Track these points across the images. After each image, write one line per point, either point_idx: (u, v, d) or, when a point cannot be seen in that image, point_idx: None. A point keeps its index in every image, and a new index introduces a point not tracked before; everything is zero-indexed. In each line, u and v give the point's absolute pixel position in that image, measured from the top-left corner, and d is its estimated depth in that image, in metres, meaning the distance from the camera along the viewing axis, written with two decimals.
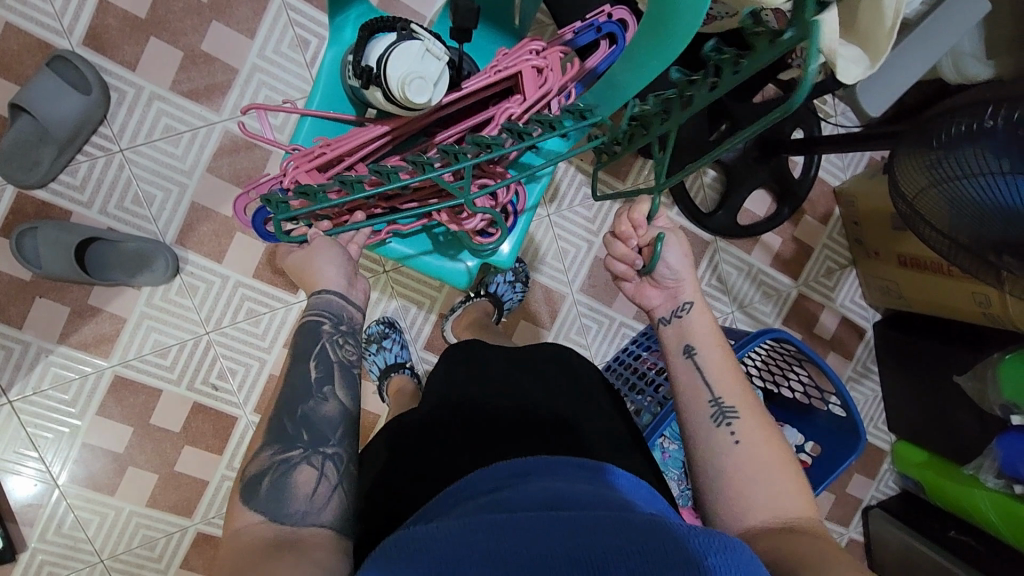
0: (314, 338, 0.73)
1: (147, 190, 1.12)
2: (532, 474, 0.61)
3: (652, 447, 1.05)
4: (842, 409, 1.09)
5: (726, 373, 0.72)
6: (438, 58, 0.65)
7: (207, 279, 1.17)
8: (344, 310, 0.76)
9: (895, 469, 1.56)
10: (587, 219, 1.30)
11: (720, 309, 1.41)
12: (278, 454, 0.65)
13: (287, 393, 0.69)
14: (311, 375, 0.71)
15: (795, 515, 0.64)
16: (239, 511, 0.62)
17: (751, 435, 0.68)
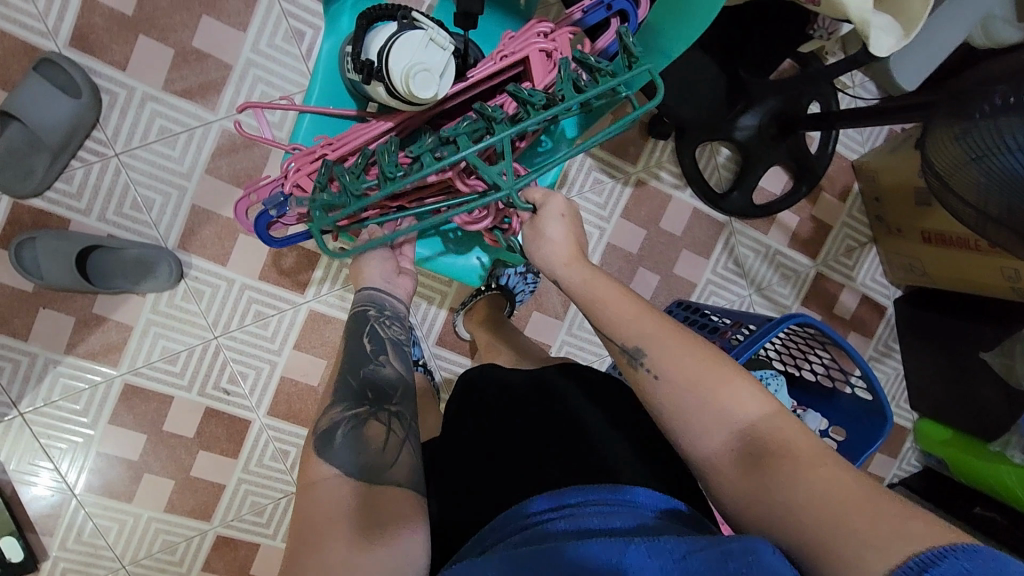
0: (362, 320, 0.75)
1: (145, 195, 1.09)
2: (573, 500, 0.59)
3: None
4: (867, 391, 1.06)
5: (624, 311, 0.69)
6: (443, 47, 0.61)
7: (213, 282, 1.14)
8: (387, 300, 0.78)
9: (918, 447, 1.53)
10: (598, 205, 1.27)
11: (736, 293, 1.38)
12: (348, 411, 0.66)
13: (348, 361, 0.71)
14: (366, 348, 0.73)
15: (751, 417, 0.61)
16: (315, 466, 0.62)
17: (667, 361, 0.64)
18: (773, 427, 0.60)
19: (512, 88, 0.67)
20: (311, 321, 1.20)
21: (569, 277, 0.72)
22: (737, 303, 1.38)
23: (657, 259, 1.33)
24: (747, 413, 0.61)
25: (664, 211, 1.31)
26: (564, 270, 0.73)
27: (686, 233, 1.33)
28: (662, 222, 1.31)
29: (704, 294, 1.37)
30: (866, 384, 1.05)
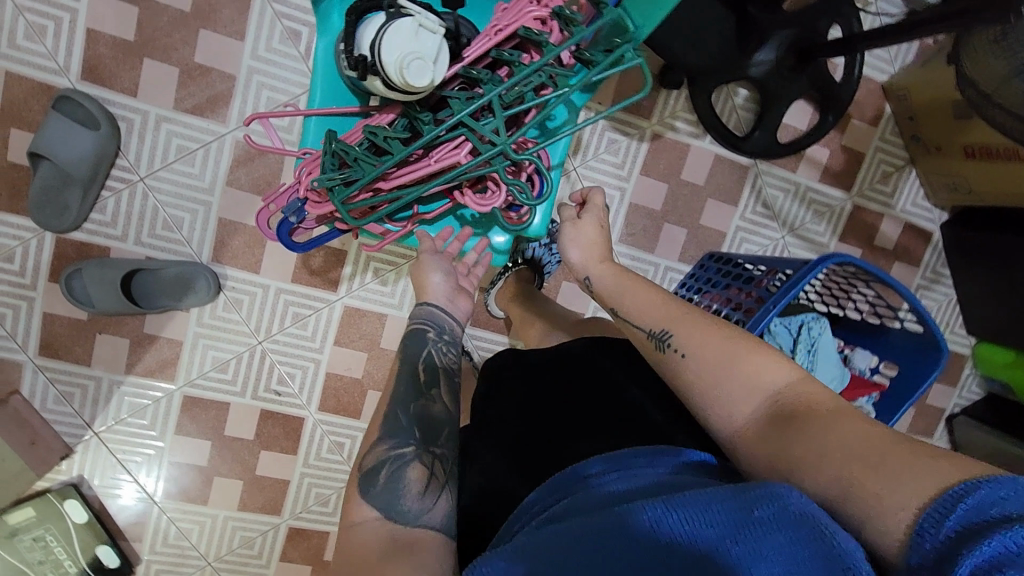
0: (420, 340, 0.82)
1: (174, 214, 1.12)
2: (592, 476, 0.61)
3: None
4: (916, 322, 1.02)
5: (644, 302, 0.76)
6: (433, 32, 0.60)
7: (250, 290, 1.18)
8: (445, 321, 0.86)
9: (979, 373, 1.48)
10: (615, 166, 1.25)
11: (768, 236, 1.34)
12: (396, 450, 0.69)
13: (401, 384, 0.77)
14: (419, 378, 0.77)
15: (771, 383, 0.62)
16: (359, 507, 0.65)
17: (692, 342, 0.67)
18: (802, 391, 0.61)
19: (494, 52, 0.68)
20: (346, 316, 1.23)
21: (601, 278, 0.83)
22: (770, 247, 1.35)
23: (683, 212, 1.30)
24: (775, 381, 0.62)
25: (684, 162, 1.27)
26: (595, 268, 0.84)
27: (709, 182, 1.29)
28: (684, 173, 1.28)
29: (735, 242, 1.33)
30: (915, 316, 1.00)
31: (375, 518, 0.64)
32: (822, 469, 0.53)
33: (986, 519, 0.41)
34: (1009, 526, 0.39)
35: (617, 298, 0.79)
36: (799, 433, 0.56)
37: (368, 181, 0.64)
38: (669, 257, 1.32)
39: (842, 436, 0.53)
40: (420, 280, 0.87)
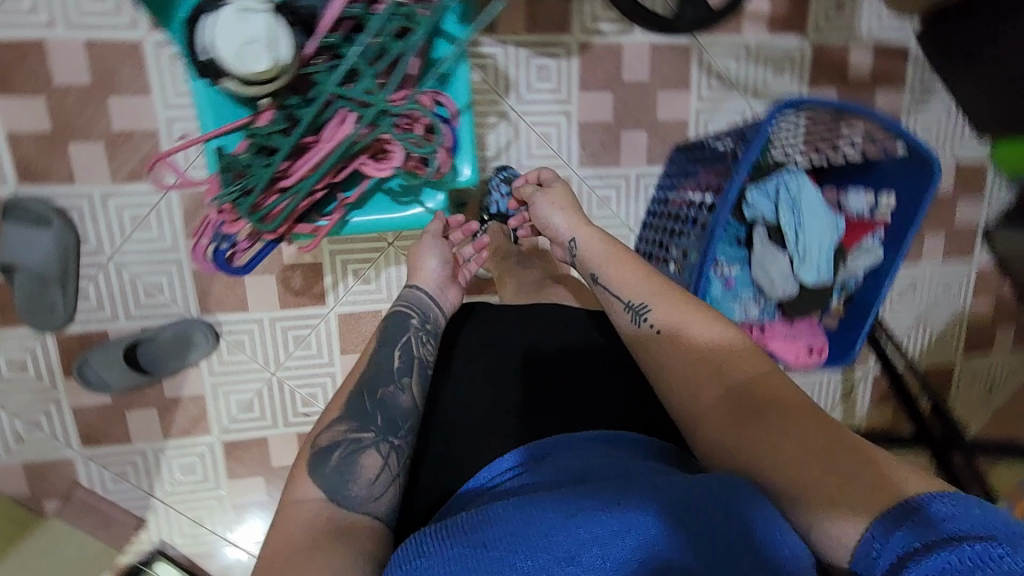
0: (404, 323, 0.85)
1: (151, 281, 1.16)
2: (550, 454, 0.73)
3: (709, 278, 0.97)
4: (907, 150, 0.96)
5: (621, 276, 0.85)
6: (258, 10, 0.58)
7: (246, 328, 1.21)
8: (428, 309, 0.88)
9: (1004, 177, 1.42)
10: (552, 90, 1.20)
11: (734, 109, 1.27)
12: (352, 433, 0.74)
13: (371, 370, 0.81)
14: (395, 363, 0.81)
15: (746, 372, 0.70)
16: (304, 484, 0.71)
17: (665, 314, 0.78)
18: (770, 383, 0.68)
19: (348, 11, 0.64)
20: (343, 324, 1.24)
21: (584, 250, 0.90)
22: (739, 119, 1.27)
23: (637, 115, 1.24)
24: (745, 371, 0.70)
25: (621, 63, 1.21)
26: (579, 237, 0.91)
27: (654, 75, 1.23)
28: (625, 74, 1.22)
29: (700, 126, 1.27)
30: (905, 142, 0.95)
31: (312, 497, 0.70)
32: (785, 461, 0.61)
33: (936, 538, 0.49)
34: (955, 544, 0.48)
35: (600, 266, 0.87)
36: (759, 420, 0.65)
37: (265, 183, 0.65)
38: (636, 163, 1.27)
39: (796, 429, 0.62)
40: (413, 263, 0.90)
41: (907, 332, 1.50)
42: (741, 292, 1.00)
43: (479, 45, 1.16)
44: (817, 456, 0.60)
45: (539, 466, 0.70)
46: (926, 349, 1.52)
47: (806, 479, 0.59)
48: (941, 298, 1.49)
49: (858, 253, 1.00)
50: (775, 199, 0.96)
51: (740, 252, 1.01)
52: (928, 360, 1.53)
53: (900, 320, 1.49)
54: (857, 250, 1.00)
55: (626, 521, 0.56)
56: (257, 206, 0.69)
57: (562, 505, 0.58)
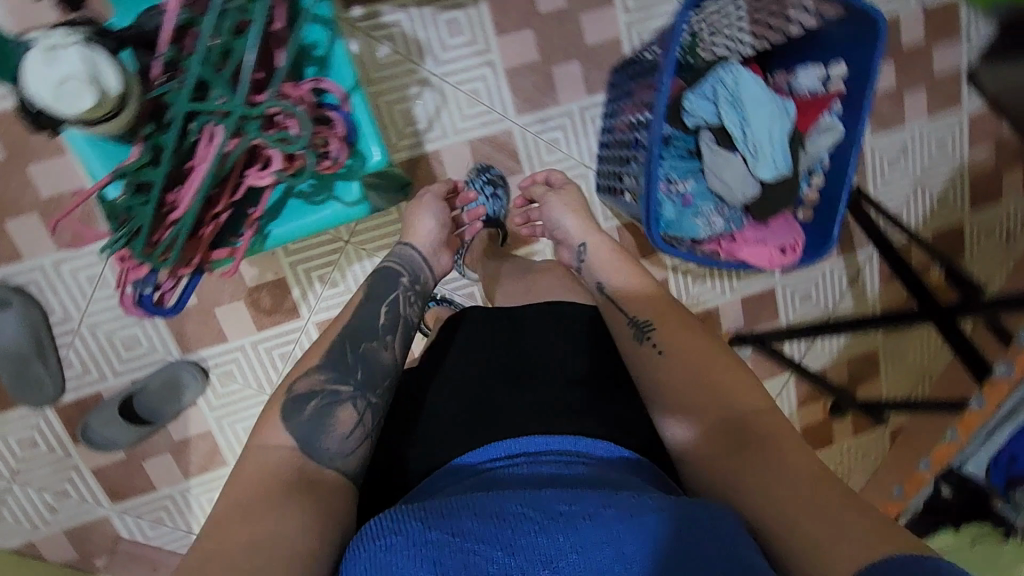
0: (394, 280, 0.91)
1: (127, 334, 1.16)
2: (525, 452, 0.73)
3: (659, 199, 0.92)
4: (841, 10, 0.86)
5: (630, 289, 0.89)
6: (67, 45, 0.57)
7: (231, 357, 1.21)
8: (418, 271, 0.94)
9: (976, 11, 1.31)
10: (468, 43, 1.14)
11: (666, 13, 1.19)
12: (331, 383, 0.79)
13: (356, 323, 0.85)
14: (380, 319, 0.86)
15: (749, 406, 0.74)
16: (273, 430, 0.75)
17: (670, 340, 0.81)
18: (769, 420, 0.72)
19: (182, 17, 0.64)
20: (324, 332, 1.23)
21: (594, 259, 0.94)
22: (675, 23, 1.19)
23: (564, 45, 1.17)
24: (746, 406, 0.74)
25: None
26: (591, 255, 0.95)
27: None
28: (541, 6, 1.14)
29: (635, 39, 1.19)
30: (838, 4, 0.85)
31: (284, 444, 0.74)
32: (767, 495, 0.64)
33: None
34: None
35: (606, 274, 0.92)
36: (751, 453, 0.68)
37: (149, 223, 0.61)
38: (576, 97, 1.20)
39: (791, 473, 0.65)
40: (410, 222, 0.97)
41: (907, 201, 1.41)
42: (701, 206, 0.94)
43: (380, 16, 1.09)
44: (799, 500, 0.62)
45: (509, 465, 0.72)
46: (929, 214, 1.43)
47: (783, 515, 0.62)
48: (934, 156, 1.40)
49: (816, 135, 0.93)
50: (714, 99, 0.89)
51: (692, 163, 0.94)
52: (936, 225, 1.44)
53: (896, 191, 1.40)
54: (814, 131, 0.93)
55: (610, 543, 0.57)
56: (150, 242, 0.65)
57: (540, 506, 0.61)
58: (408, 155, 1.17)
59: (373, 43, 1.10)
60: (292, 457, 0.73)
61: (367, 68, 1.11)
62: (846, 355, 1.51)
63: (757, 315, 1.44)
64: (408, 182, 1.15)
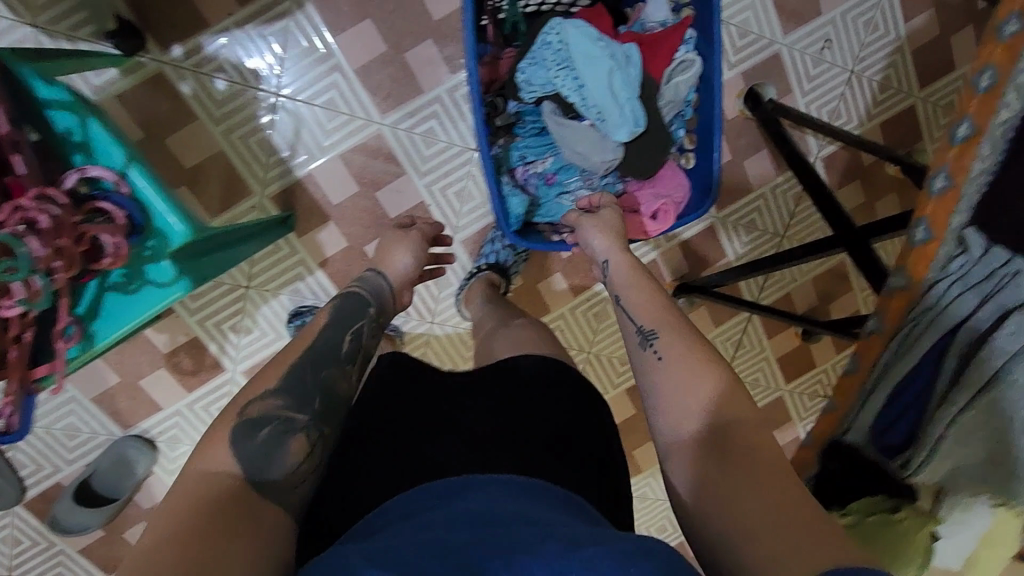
0: (362, 308, 0.81)
1: (65, 423, 1.18)
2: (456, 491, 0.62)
3: (507, 190, 0.84)
4: None
5: (640, 298, 0.73)
6: None
7: (172, 423, 1.22)
8: (381, 293, 0.86)
9: None
10: (306, 51, 1.05)
11: None
12: (285, 412, 0.66)
13: (319, 347, 0.73)
14: (344, 343, 0.76)
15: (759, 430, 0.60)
16: (215, 450, 0.61)
17: (674, 349, 0.66)
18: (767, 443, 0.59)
19: None
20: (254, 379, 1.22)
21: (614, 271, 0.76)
22: None
23: (410, 26, 1.06)
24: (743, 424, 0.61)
25: None
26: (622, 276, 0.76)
27: None
28: None
29: None
30: None
31: (226, 471, 0.60)
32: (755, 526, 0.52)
33: None
34: None
35: (622, 287, 0.75)
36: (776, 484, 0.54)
37: None
38: (439, 81, 1.10)
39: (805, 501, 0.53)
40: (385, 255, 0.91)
41: (842, 97, 1.27)
42: (567, 183, 0.85)
43: (201, 49, 1.01)
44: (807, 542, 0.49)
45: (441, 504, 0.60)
46: (873, 104, 1.28)
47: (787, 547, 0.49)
48: (865, 38, 1.24)
49: (675, 71, 0.82)
50: (545, 66, 0.79)
51: (547, 139, 0.85)
52: (884, 113, 1.29)
53: (828, 89, 1.26)
54: (673, 68, 0.82)
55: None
56: None
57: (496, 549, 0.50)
58: (280, 185, 1.11)
59: (206, 79, 1.03)
60: (234, 485, 0.59)
61: (207, 106, 1.04)
62: (811, 278, 1.42)
63: (705, 259, 1.33)
64: (288, 213, 1.10)
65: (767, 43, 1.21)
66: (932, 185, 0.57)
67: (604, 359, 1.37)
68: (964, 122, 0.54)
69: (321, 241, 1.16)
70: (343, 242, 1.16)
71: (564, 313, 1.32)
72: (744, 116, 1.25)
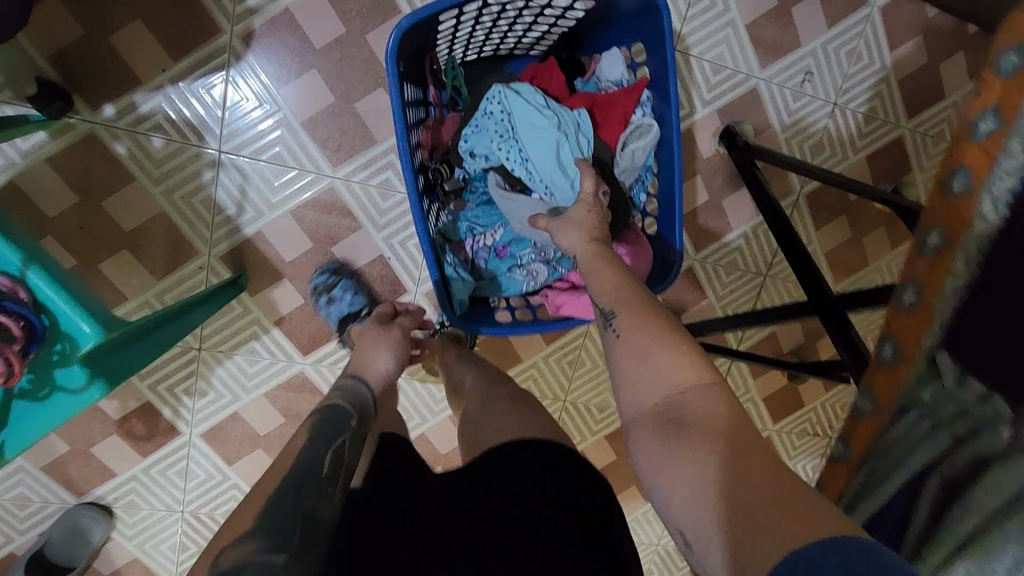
0: (343, 421, 0.67)
1: (15, 493, 1.13)
2: None
3: (453, 262, 0.78)
4: None
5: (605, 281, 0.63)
6: None
7: (128, 488, 1.17)
8: (363, 399, 0.72)
9: None
10: (249, 106, 0.99)
11: None
12: (262, 555, 0.51)
13: (299, 468, 0.59)
14: (324, 460, 0.61)
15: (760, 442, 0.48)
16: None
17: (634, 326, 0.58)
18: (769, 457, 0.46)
19: None
20: (212, 441, 1.16)
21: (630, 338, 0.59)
22: None
23: (359, 75, 1.00)
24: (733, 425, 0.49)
25: (302, 30, 0.97)
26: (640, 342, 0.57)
27: (347, 21, 0.98)
28: (315, 42, 0.98)
29: None
30: None
31: None
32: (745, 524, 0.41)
33: None
34: None
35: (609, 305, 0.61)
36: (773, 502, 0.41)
37: None
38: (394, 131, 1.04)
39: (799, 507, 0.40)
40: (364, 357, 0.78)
41: (826, 130, 1.20)
42: (518, 255, 0.81)
43: (135, 108, 0.95)
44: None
45: None
46: (859, 136, 1.21)
47: (791, 532, 0.39)
48: (848, 68, 1.17)
49: (630, 136, 0.80)
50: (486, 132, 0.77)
51: (495, 210, 0.83)
52: (872, 145, 1.22)
53: (810, 123, 1.19)
54: (629, 133, 0.80)
55: None
56: None
57: None
58: (229, 244, 1.05)
59: (143, 138, 0.97)
60: None
61: (145, 166, 0.98)
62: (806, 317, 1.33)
63: (684, 302, 1.26)
64: (237, 273, 1.03)
65: (743, 78, 1.14)
66: (902, 298, 0.51)
67: (579, 407, 1.32)
68: (962, 173, 0.48)
69: (275, 299, 1.10)
70: (298, 300, 1.10)
71: (537, 363, 1.27)
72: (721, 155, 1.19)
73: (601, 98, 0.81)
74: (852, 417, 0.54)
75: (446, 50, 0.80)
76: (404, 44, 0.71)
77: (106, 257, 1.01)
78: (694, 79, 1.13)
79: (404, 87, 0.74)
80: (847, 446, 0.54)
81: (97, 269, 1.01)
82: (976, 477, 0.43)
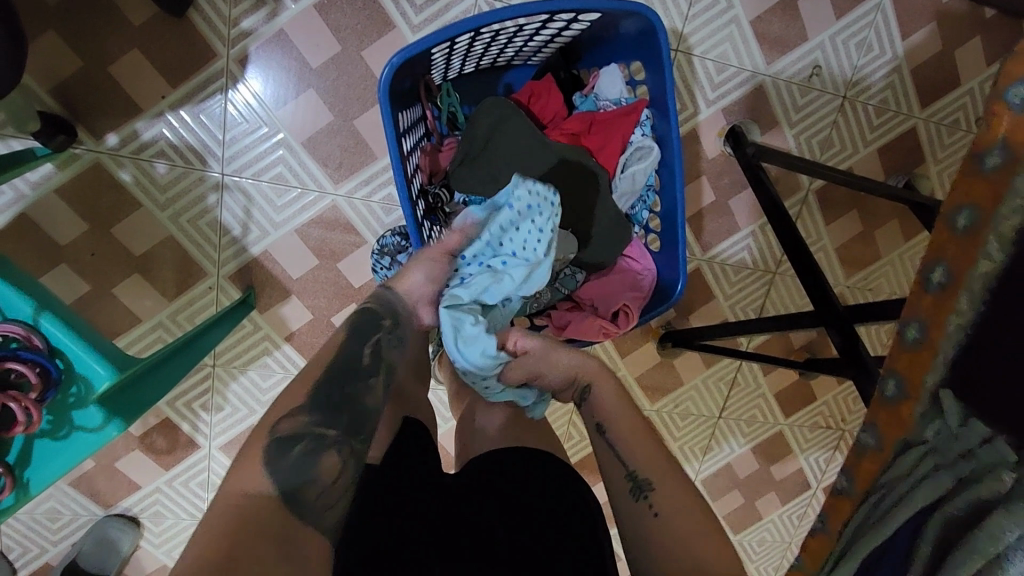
0: (376, 325, 0.65)
1: (47, 507, 1.18)
2: None
3: None
4: (591, 14, 0.76)
5: (640, 450, 0.66)
6: None
7: (153, 500, 1.21)
8: (399, 305, 0.68)
9: None
10: (248, 128, 0.99)
11: (460, 14, 1.00)
12: (317, 427, 0.56)
13: (343, 362, 0.61)
14: (363, 357, 0.63)
15: None
16: (248, 470, 0.51)
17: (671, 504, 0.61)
18: None
19: None
20: (230, 453, 1.20)
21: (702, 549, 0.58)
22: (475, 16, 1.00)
23: (357, 92, 0.99)
24: None
25: (298, 49, 0.96)
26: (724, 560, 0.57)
27: (342, 38, 0.97)
28: (312, 63, 0.97)
29: None
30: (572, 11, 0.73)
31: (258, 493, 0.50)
32: None
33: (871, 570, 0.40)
34: None
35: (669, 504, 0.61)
36: None
37: None
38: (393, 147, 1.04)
39: None
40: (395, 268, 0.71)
41: (834, 125, 1.17)
42: None
43: (138, 135, 0.96)
44: None
45: None
46: (870, 128, 1.18)
47: None
48: (858, 60, 1.14)
49: (632, 157, 0.83)
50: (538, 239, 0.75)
51: None
52: (884, 138, 1.19)
53: (818, 119, 1.16)
54: (629, 155, 0.83)
55: None
56: None
57: None
58: (237, 264, 1.06)
59: (147, 165, 0.98)
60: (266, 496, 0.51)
61: (151, 193, 0.99)
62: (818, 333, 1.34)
63: (692, 303, 1.26)
64: (246, 292, 1.05)
65: (747, 76, 1.12)
66: (905, 333, 0.51)
67: None
68: (964, 210, 0.48)
69: (284, 315, 1.11)
70: (306, 315, 1.12)
71: None
72: (727, 155, 1.16)
73: (600, 117, 0.84)
74: (857, 451, 0.55)
75: (441, 69, 0.81)
76: (397, 75, 0.72)
77: (118, 282, 1.02)
78: (698, 79, 1.11)
79: (398, 117, 0.75)
80: (851, 481, 0.54)
81: (110, 292, 1.03)
82: (980, 522, 0.43)
